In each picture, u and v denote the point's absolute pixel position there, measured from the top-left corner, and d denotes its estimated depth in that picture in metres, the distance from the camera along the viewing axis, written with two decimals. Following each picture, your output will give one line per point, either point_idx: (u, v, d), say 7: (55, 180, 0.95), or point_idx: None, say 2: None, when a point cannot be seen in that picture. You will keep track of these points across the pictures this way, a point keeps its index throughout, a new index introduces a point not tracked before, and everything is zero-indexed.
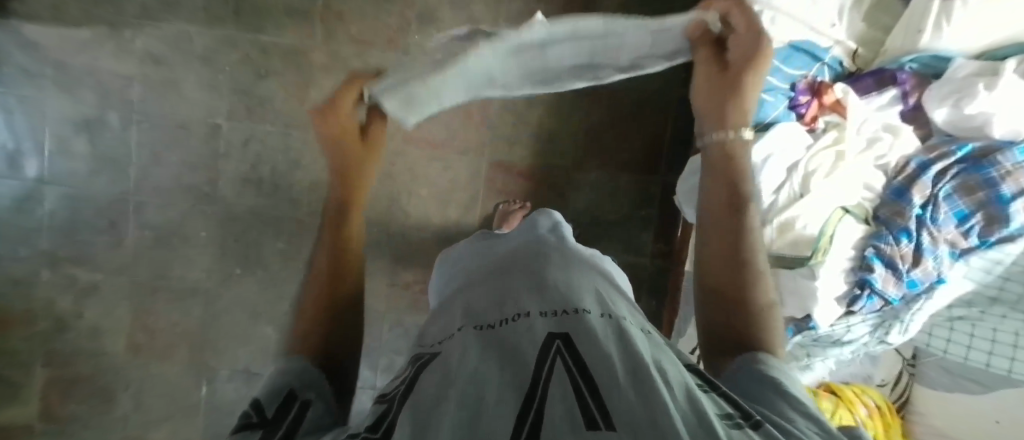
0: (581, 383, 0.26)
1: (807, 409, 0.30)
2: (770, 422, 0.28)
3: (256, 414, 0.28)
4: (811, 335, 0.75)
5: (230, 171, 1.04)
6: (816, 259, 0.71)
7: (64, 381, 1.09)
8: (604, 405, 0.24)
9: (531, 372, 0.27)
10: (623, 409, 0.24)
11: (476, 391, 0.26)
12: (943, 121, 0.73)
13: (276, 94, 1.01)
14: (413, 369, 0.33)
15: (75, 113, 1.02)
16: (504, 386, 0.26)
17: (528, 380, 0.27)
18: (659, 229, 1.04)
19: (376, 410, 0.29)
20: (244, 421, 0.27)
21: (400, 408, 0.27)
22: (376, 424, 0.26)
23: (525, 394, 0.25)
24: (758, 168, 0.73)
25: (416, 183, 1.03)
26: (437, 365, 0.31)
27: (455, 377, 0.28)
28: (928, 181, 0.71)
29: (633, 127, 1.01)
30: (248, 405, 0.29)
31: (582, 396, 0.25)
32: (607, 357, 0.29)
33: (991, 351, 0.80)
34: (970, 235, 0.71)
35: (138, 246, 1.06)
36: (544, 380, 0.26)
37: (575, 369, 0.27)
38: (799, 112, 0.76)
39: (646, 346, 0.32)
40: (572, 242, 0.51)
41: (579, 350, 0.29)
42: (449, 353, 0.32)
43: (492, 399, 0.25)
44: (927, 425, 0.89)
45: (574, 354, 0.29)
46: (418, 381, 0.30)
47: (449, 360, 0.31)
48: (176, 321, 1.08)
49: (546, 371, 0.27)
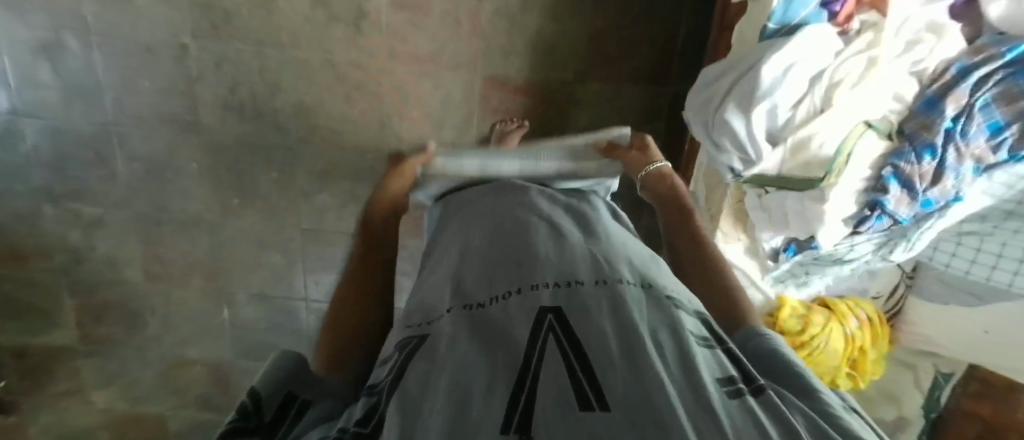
0: (574, 362, 0.26)
1: (801, 384, 0.30)
2: (773, 389, 0.28)
3: (255, 417, 0.26)
4: (811, 255, 0.77)
5: (208, 96, 0.97)
6: (827, 180, 0.67)
7: (95, 307, 1.16)
8: (597, 385, 0.24)
9: (523, 353, 0.28)
10: (618, 387, 0.24)
11: (465, 377, 0.27)
12: (997, 18, 0.64)
13: (240, 4, 0.89)
14: (402, 355, 0.33)
15: (29, 36, 0.93)
16: (493, 374, 0.27)
17: (520, 361, 0.27)
18: (667, 145, 0.98)
19: (367, 402, 0.30)
20: (243, 423, 0.25)
21: (390, 398, 0.28)
22: (366, 419, 0.27)
23: (517, 379, 0.26)
24: (776, 81, 0.64)
25: (405, 104, 0.97)
26: (425, 352, 0.31)
27: (441, 364, 0.29)
28: (966, 89, 0.64)
29: (644, 31, 0.90)
30: (246, 398, 0.28)
31: (574, 375, 0.25)
32: (600, 332, 0.29)
33: (973, 260, 0.81)
34: (1000, 149, 0.65)
35: (131, 179, 1.04)
36: (536, 361, 0.27)
37: (569, 348, 0.28)
38: (832, 10, 0.66)
39: (640, 311, 0.32)
40: (570, 210, 0.50)
41: (572, 328, 0.30)
42: (440, 336, 0.32)
43: (480, 387, 0.25)
44: (913, 332, 0.93)
45: (566, 331, 0.29)
46: (406, 369, 0.30)
47: (439, 346, 0.31)
48: (186, 250, 1.11)
49: (538, 350, 0.28)
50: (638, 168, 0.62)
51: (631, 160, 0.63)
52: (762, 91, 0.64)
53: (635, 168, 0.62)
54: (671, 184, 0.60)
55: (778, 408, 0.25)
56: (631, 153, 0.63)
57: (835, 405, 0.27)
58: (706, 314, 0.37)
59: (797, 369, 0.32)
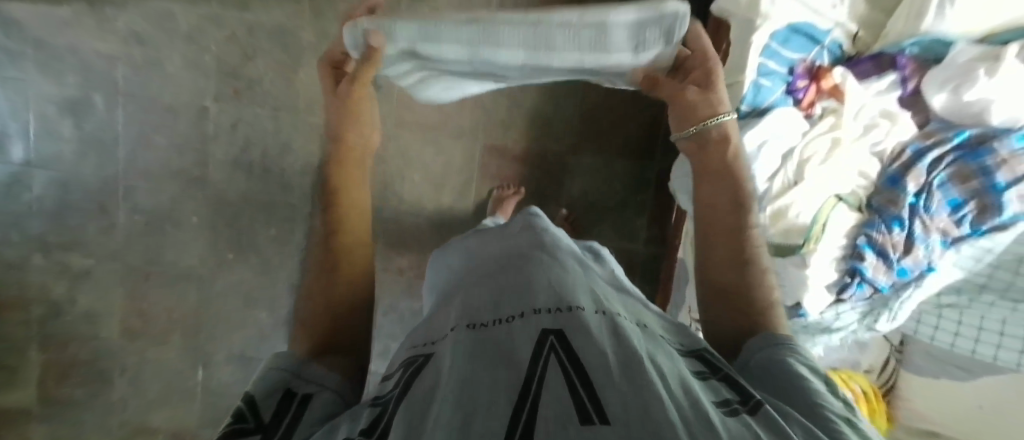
0: (575, 379, 0.27)
1: (805, 400, 0.30)
2: (771, 405, 0.28)
3: (252, 419, 0.29)
4: (800, 322, 0.76)
5: (220, 155, 1.02)
6: (807, 247, 0.70)
7: (62, 364, 1.10)
8: (597, 399, 0.25)
9: (526, 370, 0.28)
10: (618, 402, 0.25)
11: (469, 390, 0.27)
12: (941, 108, 0.71)
13: (263, 74, 0.98)
14: (407, 371, 0.33)
15: (59, 95, 1.00)
16: (497, 387, 0.27)
17: (523, 378, 0.28)
18: (656, 214, 1.03)
19: (371, 412, 0.30)
20: (237, 426, 0.28)
21: (395, 413, 0.28)
22: (370, 429, 0.28)
23: (520, 392, 0.26)
24: (751, 156, 0.71)
25: (409, 167, 1.02)
26: (431, 367, 0.32)
27: (445, 380, 0.29)
28: (923, 168, 0.70)
29: (631, 111, 0.99)
30: (243, 402, 0.31)
31: (575, 391, 0.26)
32: (600, 353, 0.29)
33: (956, 333, 0.81)
34: (963, 223, 0.70)
35: (130, 230, 1.05)
36: (539, 379, 0.27)
37: (570, 365, 0.28)
38: (796, 97, 0.75)
39: (639, 339, 0.33)
40: (567, 243, 0.50)
41: (574, 347, 0.30)
42: (443, 355, 0.33)
43: (484, 401, 0.26)
44: (909, 408, 0.91)
45: (568, 351, 0.30)
46: (413, 382, 0.31)
47: (443, 362, 0.32)
48: (170, 305, 1.08)
49: (541, 368, 0.28)
50: (690, 121, 0.42)
51: (680, 108, 0.42)
52: None
53: (685, 121, 0.42)
54: (730, 155, 0.43)
55: (776, 424, 0.25)
56: (686, 93, 0.42)
57: (838, 419, 0.27)
58: (706, 346, 0.37)
59: (802, 379, 0.31)
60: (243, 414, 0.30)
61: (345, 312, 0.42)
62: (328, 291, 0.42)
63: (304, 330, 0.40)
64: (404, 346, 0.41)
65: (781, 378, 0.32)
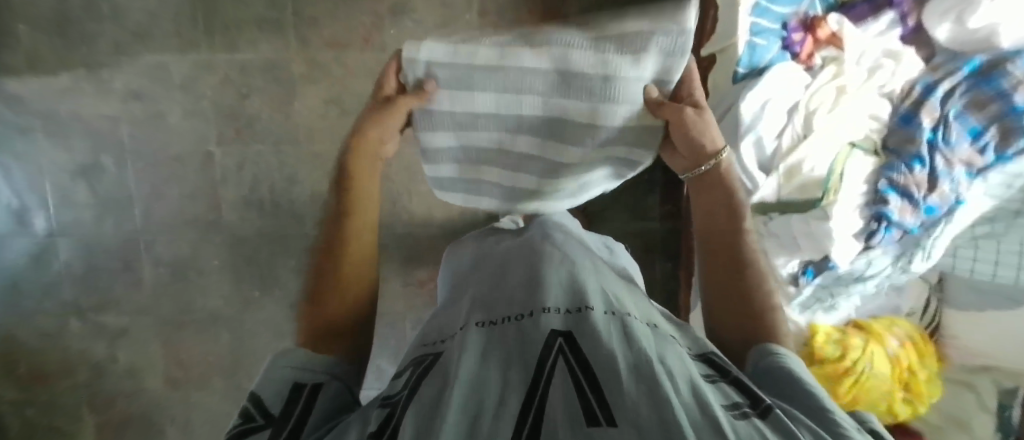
0: (581, 381, 0.25)
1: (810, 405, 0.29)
2: (780, 410, 0.27)
3: (261, 416, 0.30)
4: (832, 275, 0.75)
5: (231, 196, 1.04)
6: (827, 199, 0.69)
7: (113, 421, 1.14)
8: (604, 400, 0.23)
9: (532, 374, 0.27)
10: (626, 403, 0.23)
11: (477, 395, 0.25)
12: (946, 38, 0.69)
13: (261, 110, 0.99)
14: (416, 371, 0.32)
15: (71, 162, 1.03)
16: (504, 392, 0.25)
17: (530, 382, 0.26)
18: (666, 190, 1.02)
19: (378, 413, 0.29)
20: (248, 425, 0.29)
21: (404, 411, 0.26)
22: (381, 430, 0.26)
23: (526, 397, 0.24)
24: (757, 117, 0.69)
25: (415, 180, 1.02)
26: (439, 366, 0.31)
27: (453, 377, 0.27)
28: (936, 101, 0.69)
29: None
30: (249, 400, 0.32)
31: (582, 392, 0.24)
32: (609, 354, 0.27)
33: (997, 261, 0.80)
34: (986, 152, 0.68)
35: (157, 283, 1.08)
36: (546, 382, 0.26)
37: (577, 368, 0.26)
38: (793, 51, 0.73)
39: (649, 338, 0.31)
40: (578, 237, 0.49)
41: (582, 351, 0.28)
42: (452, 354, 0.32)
43: (491, 407, 0.24)
44: (961, 347, 0.89)
45: (576, 354, 0.28)
46: (421, 382, 0.29)
47: (451, 360, 0.30)
48: (205, 350, 1.11)
49: (548, 372, 0.27)
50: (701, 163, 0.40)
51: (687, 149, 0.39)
52: (745, 126, 0.70)
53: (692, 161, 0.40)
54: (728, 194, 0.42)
55: (787, 429, 0.24)
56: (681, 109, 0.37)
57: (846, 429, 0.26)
58: (715, 349, 0.35)
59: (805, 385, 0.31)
60: (250, 412, 0.31)
61: (358, 291, 0.43)
62: (330, 292, 0.42)
63: (317, 306, 0.42)
64: (415, 344, 0.41)
65: (791, 387, 0.31)
